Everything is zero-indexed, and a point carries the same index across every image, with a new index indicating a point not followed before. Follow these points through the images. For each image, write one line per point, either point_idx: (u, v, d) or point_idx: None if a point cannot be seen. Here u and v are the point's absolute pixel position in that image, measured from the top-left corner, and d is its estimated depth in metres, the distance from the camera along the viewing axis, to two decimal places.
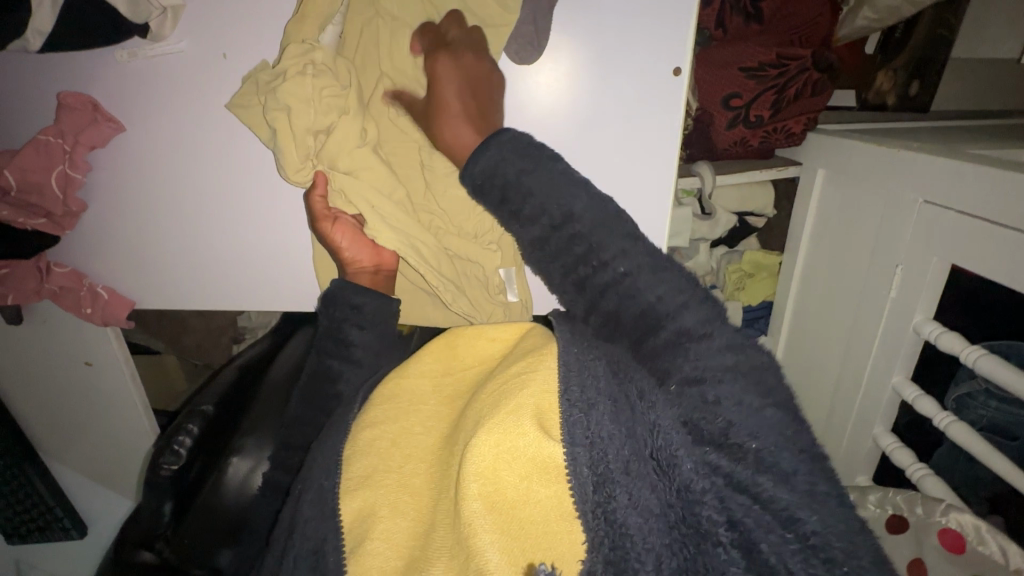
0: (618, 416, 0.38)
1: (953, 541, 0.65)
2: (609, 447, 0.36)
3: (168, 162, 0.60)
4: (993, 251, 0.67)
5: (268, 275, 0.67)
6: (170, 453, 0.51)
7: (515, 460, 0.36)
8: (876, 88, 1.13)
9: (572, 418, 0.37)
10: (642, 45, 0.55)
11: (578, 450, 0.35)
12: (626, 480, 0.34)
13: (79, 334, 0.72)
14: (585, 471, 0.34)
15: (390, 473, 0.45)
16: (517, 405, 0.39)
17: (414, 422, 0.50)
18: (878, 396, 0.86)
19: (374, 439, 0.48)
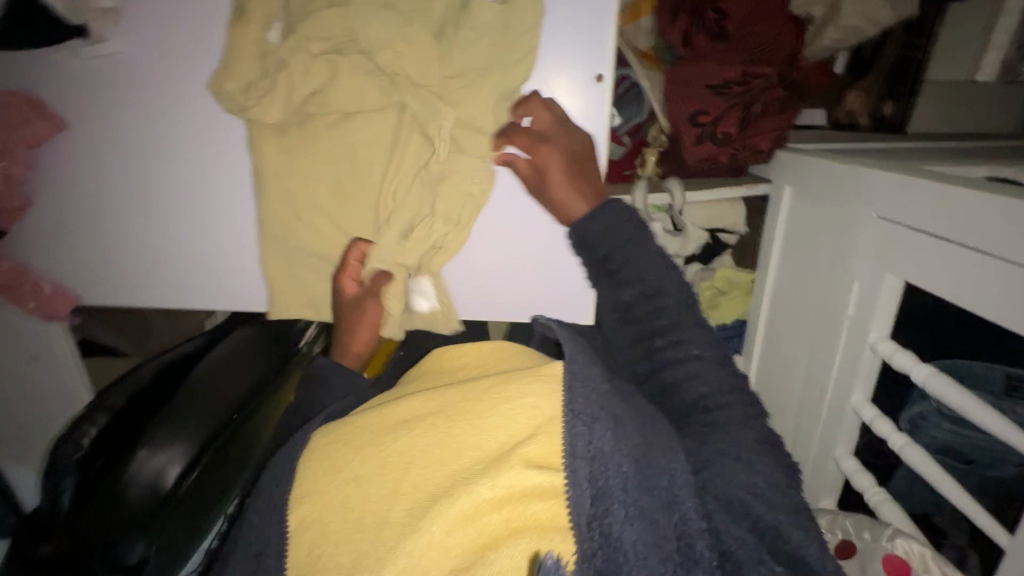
0: (619, 434, 0.45)
1: (898, 569, 0.61)
2: (608, 467, 0.43)
3: (109, 160, 0.61)
4: (941, 265, 0.66)
5: (208, 274, 0.67)
6: (71, 443, 0.52)
7: (519, 481, 0.41)
8: (845, 107, 1.14)
9: (574, 430, 0.44)
10: (569, 56, 0.58)
11: (579, 460, 0.43)
12: (622, 495, 0.42)
13: (26, 330, 0.73)
14: (585, 485, 0.42)
15: (341, 467, 0.45)
16: (527, 434, 0.44)
17: (371, 418, 0.48)
18: (839, 417, 0.84)
19: (331, 437, 0.47)
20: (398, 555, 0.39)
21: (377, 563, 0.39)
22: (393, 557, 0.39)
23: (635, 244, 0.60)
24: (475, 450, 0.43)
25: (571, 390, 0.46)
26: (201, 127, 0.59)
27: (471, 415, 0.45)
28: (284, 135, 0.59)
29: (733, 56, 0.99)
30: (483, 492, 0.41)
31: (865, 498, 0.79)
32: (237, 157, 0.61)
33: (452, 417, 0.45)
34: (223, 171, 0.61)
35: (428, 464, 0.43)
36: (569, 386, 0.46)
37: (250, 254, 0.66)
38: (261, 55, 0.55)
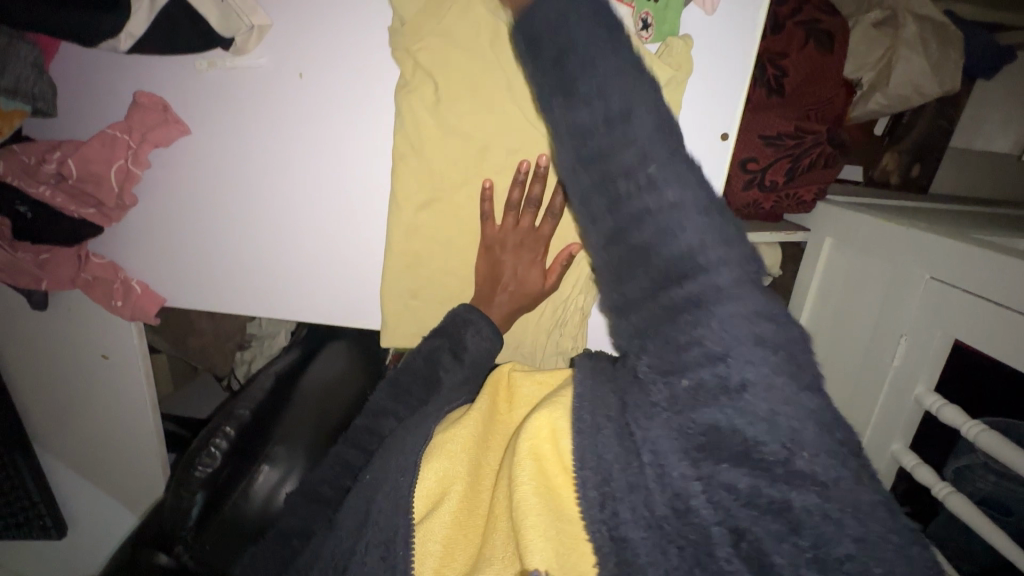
0: (619, 432, 0.36)
1: None
2: (631, 481, 0.35)
3: (225, 167, 0.61)
4: (996, 330, 0.70)
5: (303, 287, 0.67)
6: (207, 454, 0.57)
7: (543, 455, 0.38)
8: (882, 166, 1.19)
9: (580, 429, 0.37)
10: (702, 106, 0.60)
11: (589, 463, 0.35)
12: (627, 495, 0.34)
13: (101, 327, 0.72)
14: (593, 489, 0.34)
15: (453, 482, 0.46)
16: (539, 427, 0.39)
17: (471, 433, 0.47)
18: (876, 462, 0.88)
19: (445, 441, 0.47)
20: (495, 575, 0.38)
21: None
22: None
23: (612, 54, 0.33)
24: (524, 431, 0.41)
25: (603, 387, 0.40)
26: (324, 144, 0.60)
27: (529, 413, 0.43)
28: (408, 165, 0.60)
29: (789, 111, 1.05)
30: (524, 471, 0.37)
31: (903, 541, 0.83)
32: (355, 177, 0.61)
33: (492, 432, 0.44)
34: (338, 187, 0.62)
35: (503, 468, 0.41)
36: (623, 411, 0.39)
37: (351, 268, 0.66)
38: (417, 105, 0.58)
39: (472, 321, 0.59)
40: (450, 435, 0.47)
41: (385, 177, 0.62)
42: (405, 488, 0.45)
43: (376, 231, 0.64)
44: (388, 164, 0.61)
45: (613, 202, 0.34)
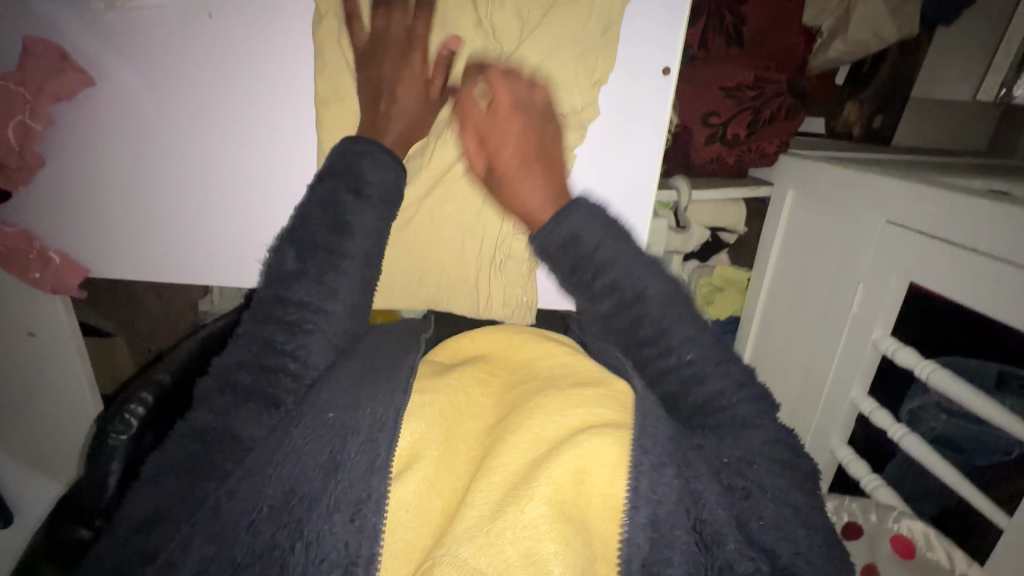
0: (680, 477, 0.43)
1: (904, 547, 0.66)
2: (672, 512, 0.42)
3: (135, 123, 0.57)
4: (948, 269, 0.70)
5: (236, 252, 0.64)
6: (120, 421, 0.49)
7: (583, 464, 0.44)
8: (843, 118, 1.21)
9: (641, 466, 0.43)
10: (635, 43, 0.56)
11: (640, 497, 0.42)
12: (681, 544, 0.41)
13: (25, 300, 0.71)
14: (644, 525, 0.41)
15: (431, 441, 0.49)
16: (581, 446, 0.45)
17: (459, 402, 0.54)
18: (835, 409, 0.89)
19: (425, 405, 0.52)
20: (486, 531, 0.41)
21: (456, 541, 0.40)
22: (474, 536, 0.41)
23: (613, 236, 0.57)
24: (555, 434, 0.48)
25: (641, 411, 0.47)
26: (243, 93, 0.56)
27: (544, 405, 0.50)
28: (337, 113, 0.57)
29: (748, 61, 1.03)
30: (558, 472, 0.43)
31: (860, 484, 0.85)
32: (279, 128, 0.58)
33: (529, 411, 0.50)
34: (261, 141, 0.58)
35: (515, 445, 0.47)
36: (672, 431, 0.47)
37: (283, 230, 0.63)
38: (343, 49, 0.55)
39: (367, 152, 0.55)
40: (432, 397, 0.53)
41: (312, 128, 0.58)
42: (383, 446, 0.45)
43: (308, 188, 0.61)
44: (314, 112, 0.57)
45: (615, 327, 0.57)
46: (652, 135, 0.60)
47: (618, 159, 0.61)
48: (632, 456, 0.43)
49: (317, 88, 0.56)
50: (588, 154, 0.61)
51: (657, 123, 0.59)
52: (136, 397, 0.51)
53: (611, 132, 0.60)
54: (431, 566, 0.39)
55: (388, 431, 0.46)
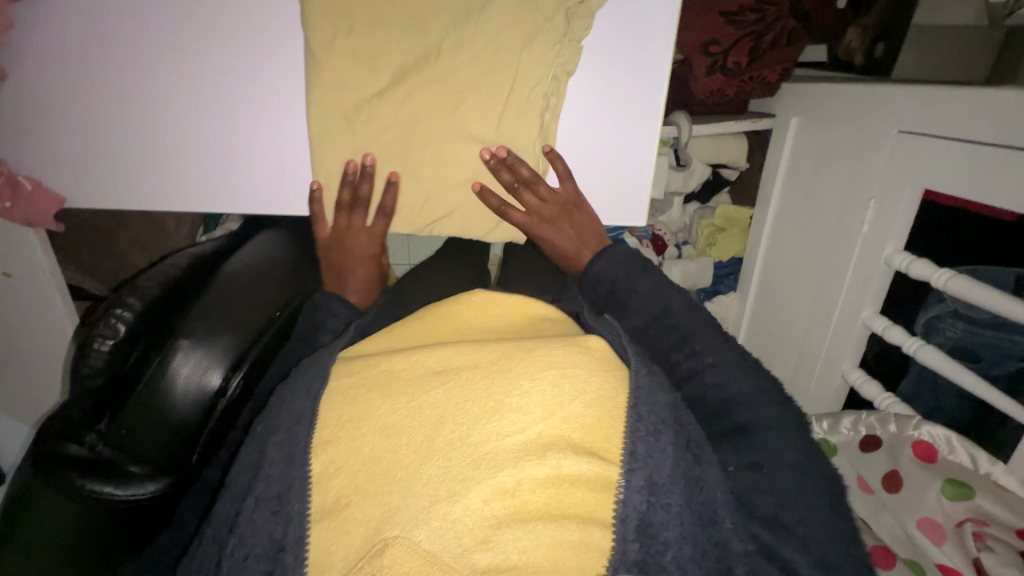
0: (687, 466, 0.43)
1: (926, 452, 0.65)
2: (666, 476, 0.40)
3: (104, 25, 0.53)
4: (969, 170, 0.67)
5: (221, 173, 0.60)
6: (105, 325, 0.44)
7: (568, 465, 0.38)
8: (846, 45, 1.21)
9: (650, 444, 0.41)
10: None
11: (646, 469, 0.40)
12: (680, 529, 0.40)
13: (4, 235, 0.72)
14: (646, 507, 0.39)
15: (367, 416, 0.42)
16: (577, 413, 0.41)
17: (399, 362, 0.44)
18: (847, 332, 0.88)
19: (350, 385, 0.44)
20: (436, 515, 0.36)
21: (410, 522, 0.36)
22: (428, 518, 0.36)
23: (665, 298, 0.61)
24: (521, 422, 0.39)
25: (632, 378, 0.45)
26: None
27: (510, 376, 0.41)
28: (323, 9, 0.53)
29: None
30: (530, 470, 0.38)
31: (874, 404, 0.84)
32: (258, 29, 0.54)
33: (490, 372, 0.42)
34: (240, 43, 0.54)
35: (467, 424, 0.39)
36: (633, 386, 0.44)
37: (274, 145, 0.59)
38: None
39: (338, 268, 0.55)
40: (368, 363, 0.45)
41: (299, 29, 0.54)
42: (299, 434, 0.42)
43: (295, 97, 0.57)
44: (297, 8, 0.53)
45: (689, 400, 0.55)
46: (664, 29, 0.55)
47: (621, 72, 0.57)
48: (642, 428, 0.42)
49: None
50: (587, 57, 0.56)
51: (666, 23, 0.55)
52: (123, 301, 0.46)
53: (615, 33, 0.55)
54: (380, 550, 0.36)
55: (307, 418, 0.43)
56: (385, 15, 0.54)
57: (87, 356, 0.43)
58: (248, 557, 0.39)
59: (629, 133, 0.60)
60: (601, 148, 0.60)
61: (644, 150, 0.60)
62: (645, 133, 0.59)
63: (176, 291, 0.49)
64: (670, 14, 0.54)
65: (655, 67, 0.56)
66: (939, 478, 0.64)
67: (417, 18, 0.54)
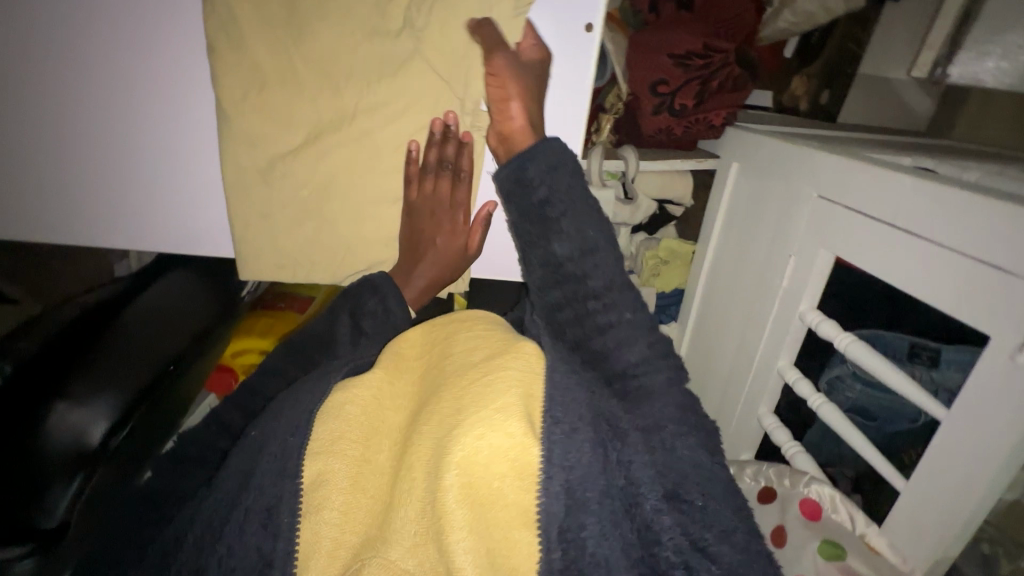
0: (599, 451, 0.49)
1: (811, 509, 0.70)
2: (582, 475, 0.46)
3: (5, 62, 0.53)
4: (872, 243, 0.71)
5: (133, 209, 0.61)
6: None
7: (489, 464, 0.45)
8: (791, 91, 1.20)
9: (556, 438, 0.47)
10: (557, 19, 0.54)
11: (554, 469, 0.46)
12: (597, 509, 0.46)
13: None
14: (563, 494, 0.46)
15: (353, 441, 0.51)
16: (500, 411, 0.47)
17: (384, 396, 0.55)
18: (764, 378, 0.92)
19: (345, 403, 0.52)
20: (406, 537, 0.47)
21: (384, 545, 0.46)
22: (400, 542, 0.46)
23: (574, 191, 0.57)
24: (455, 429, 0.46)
25: (550, 381, 0.51)
26: (127, 36, 0.52)
27: (463, 398, 0.49)
28: (234, 60, 0.52)
29: (698, 26, 1.00)
30: (451, 483, 0.45)
31: (781, 450, 0.88)
32: (168, 78, 0.54)
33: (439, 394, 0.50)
34: (150, 89, 0.54)
35: (423, 448, 0.48)
36: (549, 387, 0.50)
37: (189, 187, 0.59)
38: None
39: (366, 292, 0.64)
40: (354, 394, 0.53)
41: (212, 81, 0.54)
42: (296, 449, 0.51)
43: (209, 144, 0.57)
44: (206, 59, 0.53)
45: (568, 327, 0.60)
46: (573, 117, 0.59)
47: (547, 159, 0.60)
48: (547, 427, 0.48)
49: (210, 30, 0.51)
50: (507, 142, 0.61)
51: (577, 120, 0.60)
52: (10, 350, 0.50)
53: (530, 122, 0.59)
54: (359, 567, 0.46)
55: (304, 430, 0.52)
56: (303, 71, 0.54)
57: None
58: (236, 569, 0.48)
59: None
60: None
61: None
62: None
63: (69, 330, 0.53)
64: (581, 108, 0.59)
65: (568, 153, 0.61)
66: (818, 537, 0.68)
67: (335, 75, 0.54)
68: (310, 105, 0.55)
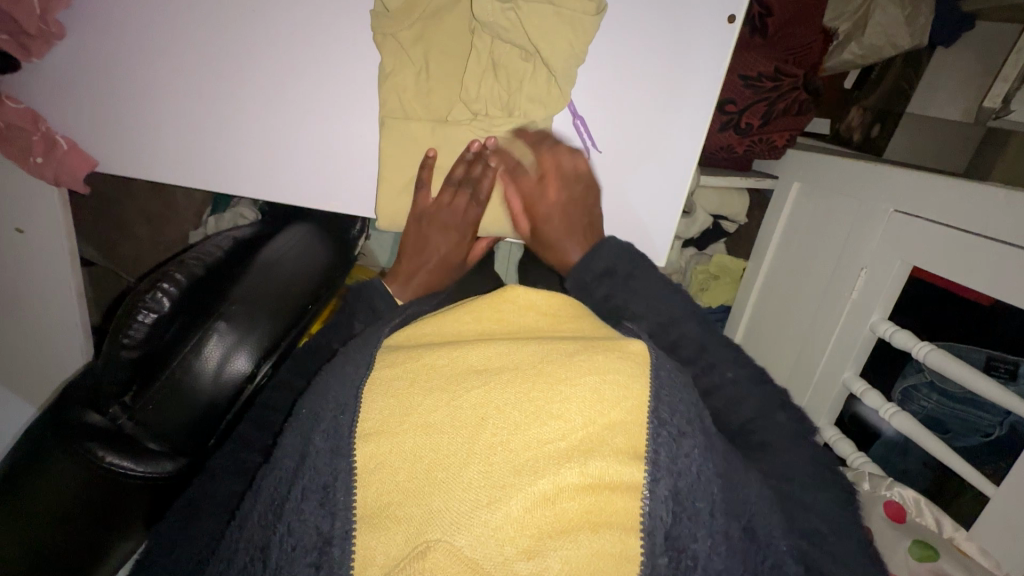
0: (703, 451, 0.47)
1: (896, 512, 0.71)
2: (691, 482, 0.45)
3: (181, 20, 0.63)
4: (952, 252, 0.74)
5: (263, 162, 0.68)
6: (148, 300, 0.51)
7: (610, 472, 0.42)
8: (847, 121, 1.26)
9: (659, 438, 0.45)
10: (686, 21, 0.61)
11: (660, 472, 0.44)
12: (708, 520, 0.44)
13: (30, 186, 0.76)
14: (663, 497, 0.43)
15: (410, 412, 0.45)
16: (613, 423, 0.44)
17: (438, 359, 0.49)
18: (828, 390, 0.92)
19: (392, 377, 0.48)
20: (479, 520, 0.40)
21: (451, 528, 0.39)
22: (471, 524, 0.39)
23: (625, 263, 0.66)
24: (563, 430, 0.43)
25: (658, 382, 0.48)
26: (292, 6, 0.61)
27: (544, 377, 0.46)
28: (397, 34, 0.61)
29: (770, 51, 1.04)
30: (572, 477, 0.41)
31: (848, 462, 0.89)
32: (325, 47, 0.63)
33: (538, 380, 0.45)
34: (314, 48, 0.63)
35: (508, 429, 0.43)
36: (655, 386, 0.48)
37: (325, 142, 0.67)
38: None
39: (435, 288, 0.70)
40: (404, 368, 0.49)
41: (371, 51, 0.63)
42: (346, 425, 0.46)
43: (352, 105, 0.65)
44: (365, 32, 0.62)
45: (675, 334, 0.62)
46: (700, 110, 0.64)
47: (657, 126, 0.65)
48: (649, 427, 0.45)
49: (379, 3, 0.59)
50: (626, 134, 0.66)
51: (706, 96, 0.63)
52: (166, 276, 0.53)
53: (648, 115, 0.65)
54: (422, 552, 0.39)
55: (353, 408, 0.47)
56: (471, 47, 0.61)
57: (129, 325, 0.50)
58: (298, 546, 0.42)
59: (658, 199, 0.69)
60: (630, 181, 0.69)
61: (669, 210, 0.70)
62: (675, 193, 0.69)
63: (215, 270, 0.57)
64: (711, 87, 0.63)
65: (691, 142, 0.66)
66: (908, 537, 0.68)
67: (483, 53, 0.62)
68: (467, 79, 0.63)
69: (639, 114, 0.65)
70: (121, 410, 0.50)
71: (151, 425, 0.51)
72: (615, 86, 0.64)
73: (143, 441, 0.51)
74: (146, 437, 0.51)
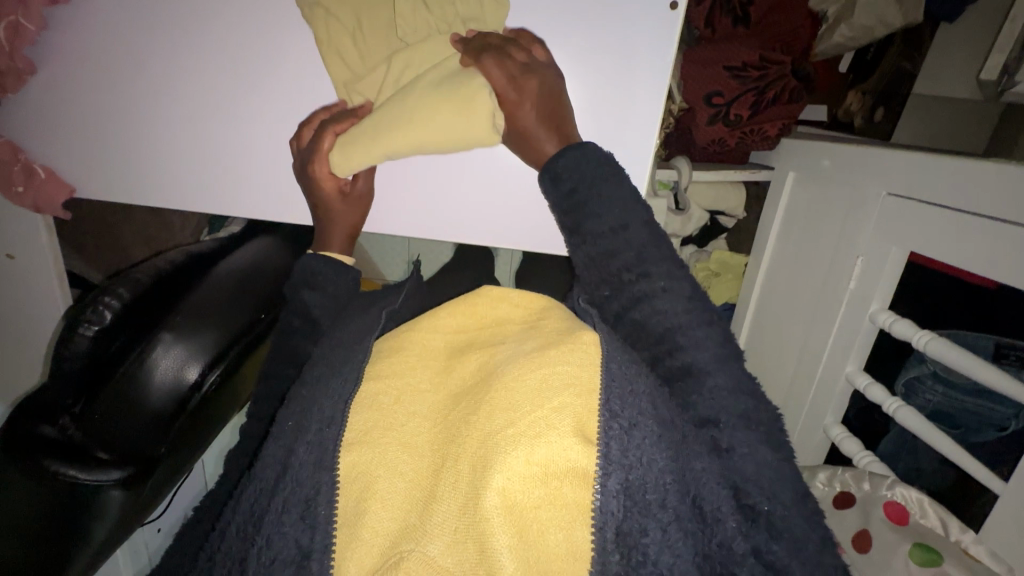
0: (658, 440, 0.42)
1: (897, 514, 0.68)
2: (642, 474, 0.41)
3: (144, 49, 0.66)
4: (947, 235, 0.70)
5: (237, 176, 0.72)
6: (94, 312, 0.57)
7: (554, 461, 0.39)
8: (847, 105, 1.23)
9: (610, 431, 0.41)
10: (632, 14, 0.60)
11: (612, 465, 0.40)
12: (660, 512, 0.41)
13: (31, 217, 0.81)
14: (615, 491, 0.39)
15: (393, 427, 0.45)
16: (562, 404, 0.41)
17: (418, 375, 0.48)
18: (831, 387, 0.88)
19: (379, 392, 0.47)
20: (451, 528, 0.39)
21: (425, 538, 0.39)
22: (442, 533, 0.39)
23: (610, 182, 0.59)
24: (512, 418, 0.41)
25: (610, 373, 0.44)
26: (247, 27, 0.64)
27: (508, 385, 0.45)
28: (351, 48, 0.63)
29: (753, 40, 1.03)
30: (518, 467, 0.38)
31: (854, 461, 0.84)
32: (283, 64, 0.65)
33: (514, 389, 0.44)
34: (273, 66, 0.65)
35: (481, 439, 0.42)
36: (607, 378, 0.43)
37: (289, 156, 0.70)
38: None
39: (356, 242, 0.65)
40: (386, 384, 0.48)
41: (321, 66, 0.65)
42: (333, 437, 0.45)
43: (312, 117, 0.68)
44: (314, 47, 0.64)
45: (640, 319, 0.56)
46: (652, 102, 0.64)
47: (614, 121, 0.65)
48: (599, 419, 0.41)
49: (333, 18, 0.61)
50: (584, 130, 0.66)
51: (658, 91, 0.63)
52: (112, 291, 0.59)
53: (604, 110, 0.65)
54: (397, 562, 0.38)
55: (339, 421, 0.46)
56: (421, 54, 0.62)
57: (73, 337, 0.55)
58: (275, 559, 0.42)
59: None
60: None
61: None
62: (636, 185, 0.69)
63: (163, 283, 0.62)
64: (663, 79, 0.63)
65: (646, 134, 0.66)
66: (908, 540, 0.65)
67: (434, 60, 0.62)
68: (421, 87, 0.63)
69: (594, 109, 0.65)
70: (67, 419, 0.54)
71: (98, 434, 0.54)
72: (567, 84, 0.64)
73: (91, 450, 0.54)
74: (93, 446, 0.54)
